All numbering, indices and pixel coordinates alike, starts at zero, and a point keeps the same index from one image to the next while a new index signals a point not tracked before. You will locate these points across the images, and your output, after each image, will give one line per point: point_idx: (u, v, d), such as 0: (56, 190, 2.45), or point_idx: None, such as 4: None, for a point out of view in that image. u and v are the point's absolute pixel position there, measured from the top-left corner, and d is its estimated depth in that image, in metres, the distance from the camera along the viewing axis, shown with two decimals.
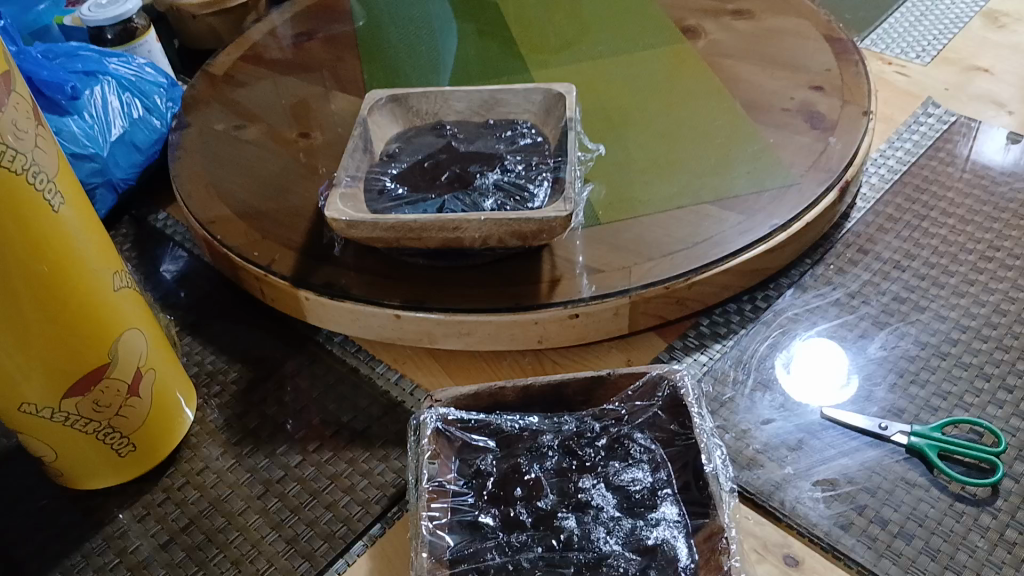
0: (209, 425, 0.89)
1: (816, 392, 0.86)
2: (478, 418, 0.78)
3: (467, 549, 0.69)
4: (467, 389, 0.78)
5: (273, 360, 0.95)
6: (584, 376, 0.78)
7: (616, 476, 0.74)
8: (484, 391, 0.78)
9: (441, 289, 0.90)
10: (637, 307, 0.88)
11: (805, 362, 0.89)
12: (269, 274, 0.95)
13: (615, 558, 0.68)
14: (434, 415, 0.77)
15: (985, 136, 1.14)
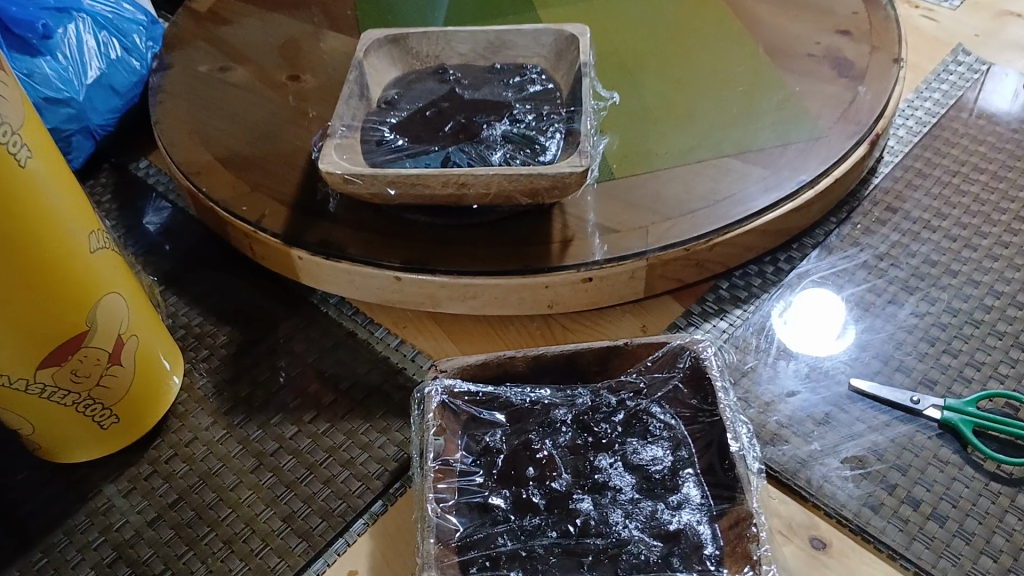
0: (197, 391, 0.84)
1: (809, 342, 0.82)
2: (486, 391, 0.73)
3: (477, 535, 0.65)
4: (474, 359, 0.73)
5: (264, 322, 0.90)
6: (599, 347, 0.73)
7: (634, 455, 0.69)
8: (492, 362, 0.73)
9: (445, 249, 0.84)
10: (655, 270, 0.82)
11: (806, 310, 0.85)
12: (260, 230, 0.88)
13: (635, 545, 0.64)
14: (438, 388, 0.71)
15: (995, 84, 1.08)
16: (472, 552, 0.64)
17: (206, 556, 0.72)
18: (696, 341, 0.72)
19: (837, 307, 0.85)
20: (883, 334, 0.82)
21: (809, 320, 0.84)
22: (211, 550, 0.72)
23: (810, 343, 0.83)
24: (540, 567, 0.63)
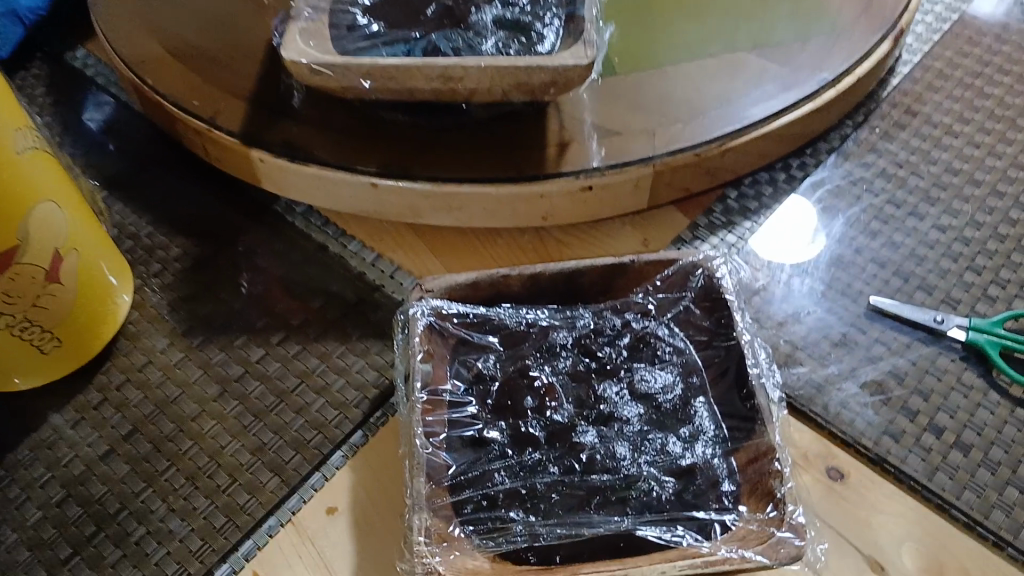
0: (151, 310, 0.75)
1: (781, 246, 0.77)
2: (478, 312, 0.66)
3: (472, 473, 0.59)
4: (464, 278, 0.65)
5: (223, 232, 0.80)
6: (603, 265, 0.66)
7: (642, 383, 0.63)
8: (484, 280, 0.66)
9: (429, 153, 0.76)
10: (662, 178, 0.75)
11: (797, 214, 0.79)
12: (215, 129, 0.78)
13: (645, 482, 0.58)
14: (424, 309, 0.64)
15: None
16: (466, 491, 0.58)
17: (168, 494, 0.65)
18: (708, 258, 0.65)
19: (843, 216, 0.79)
20: (903, 249, 0.76)
21: (793, 225, 0.78)
22: (173, 487, 0.65)
23: (783, 247, 0.77)
24: (541, 506, 0.57)
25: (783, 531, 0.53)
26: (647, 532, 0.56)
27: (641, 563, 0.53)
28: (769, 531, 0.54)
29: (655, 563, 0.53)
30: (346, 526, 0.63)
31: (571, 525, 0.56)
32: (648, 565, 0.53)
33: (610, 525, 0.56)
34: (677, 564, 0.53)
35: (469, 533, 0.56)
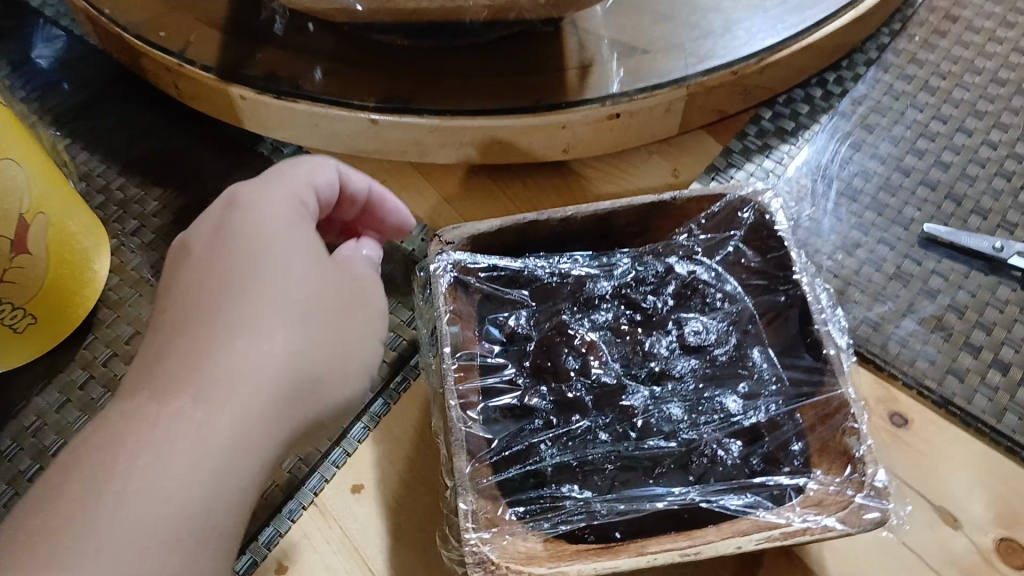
0: (132, 275, 0.67)
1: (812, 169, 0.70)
2: (507, 264, 0.59)
3: (513, 449, 0.53)
4: (487, 225, 0.58)
5: (205, 180, 0.71)
6: (640, 204, 0.58)
7: (693, 335, 0.59)
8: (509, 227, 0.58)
9: (434, 81, 0.68)
10: (696, 100, 0.68)
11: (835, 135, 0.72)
12: (186, 64, 0.69)
13: (704, 446, 0.54)
14: (449, 263, 0.57)
15: None
16: (509, 470, 0.53)
17: None
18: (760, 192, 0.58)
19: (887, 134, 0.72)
20: (953, 170, 0.70)
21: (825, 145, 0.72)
22: None
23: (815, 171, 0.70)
24: (596, 476, 0.53)
25: (868, 490, 0.48)
26: (714, 502, 0.51)
27: (710, 538, 0.48)
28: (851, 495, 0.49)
29: (729, 538, 0.48)
30: (376, 506, 0.57)
31: (633, 500, 0.51)
32: (721, 540, 0.48)
33: (675, 497, 0.52)
34: (753, 537, 0.48)
35: (523, 516, 0.51)
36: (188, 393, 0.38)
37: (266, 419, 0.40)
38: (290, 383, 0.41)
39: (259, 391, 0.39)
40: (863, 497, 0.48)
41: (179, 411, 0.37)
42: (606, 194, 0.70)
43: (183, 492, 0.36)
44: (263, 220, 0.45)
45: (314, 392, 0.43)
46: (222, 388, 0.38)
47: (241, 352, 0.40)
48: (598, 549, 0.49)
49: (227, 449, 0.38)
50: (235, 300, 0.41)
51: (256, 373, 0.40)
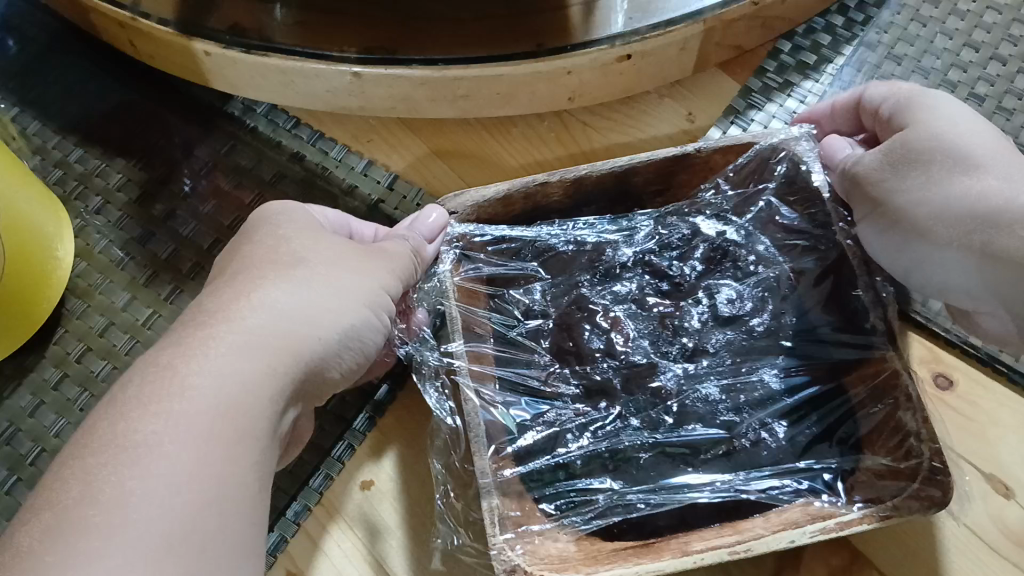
0: (99, 259, 0.61)
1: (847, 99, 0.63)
2: (512, 236, 0.54)
3: (540, 444, 0.51)
4: (485, 194, 0.51)
5: (173, 148, 0.64)
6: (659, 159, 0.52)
7: (726, 304, 0.55)
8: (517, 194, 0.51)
9: (422, 27, 0.61)
10: (712, 37, 0.62)
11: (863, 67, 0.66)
12: (141, 18, 0.61)
13: (744, 428, 0.51)
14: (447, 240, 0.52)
15: None
16: (534, 463, 0.50)
17: None
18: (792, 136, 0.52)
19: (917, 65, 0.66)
20: (991, 101, 0.64)
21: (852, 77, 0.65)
22: None
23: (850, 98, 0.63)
24: (630, 466, 0.50)
25: (926, 472, 0.44)
26: (763, 493, 0.48)
27: (760, 531, 0.44)
28: (909, 481, 0.44)
29: (780, 531, 0.44)
30: (391, 507, 0.53)
31: (674, 491, 0.49)
32: (771, 534, 0.43)
33: (719, 486, 0.49)
34: (805, 529, 0.43)
35: (556, 512, 0.48)
36: (193, 333, 0.38)
37: (273, 346, 0.39)
38: (292, 317, 0.41)
39: (259, 323, 0.39)
40: (922, 480, 0.43)
41: (186, 345, 0.37)
42: (615, 145, 0.64)
43: (198, 407, 0.35)
44: (259, 216, 0.47)
45: (321, 322, 0.42)
46: (224, 323, 0.39)
47: (237, 298, 0.40)
48: (639, 548, 0.45)
49: (237, 368, 0.37)
50: (232, 270, 0.43)
51: (254, 310, 0.40)
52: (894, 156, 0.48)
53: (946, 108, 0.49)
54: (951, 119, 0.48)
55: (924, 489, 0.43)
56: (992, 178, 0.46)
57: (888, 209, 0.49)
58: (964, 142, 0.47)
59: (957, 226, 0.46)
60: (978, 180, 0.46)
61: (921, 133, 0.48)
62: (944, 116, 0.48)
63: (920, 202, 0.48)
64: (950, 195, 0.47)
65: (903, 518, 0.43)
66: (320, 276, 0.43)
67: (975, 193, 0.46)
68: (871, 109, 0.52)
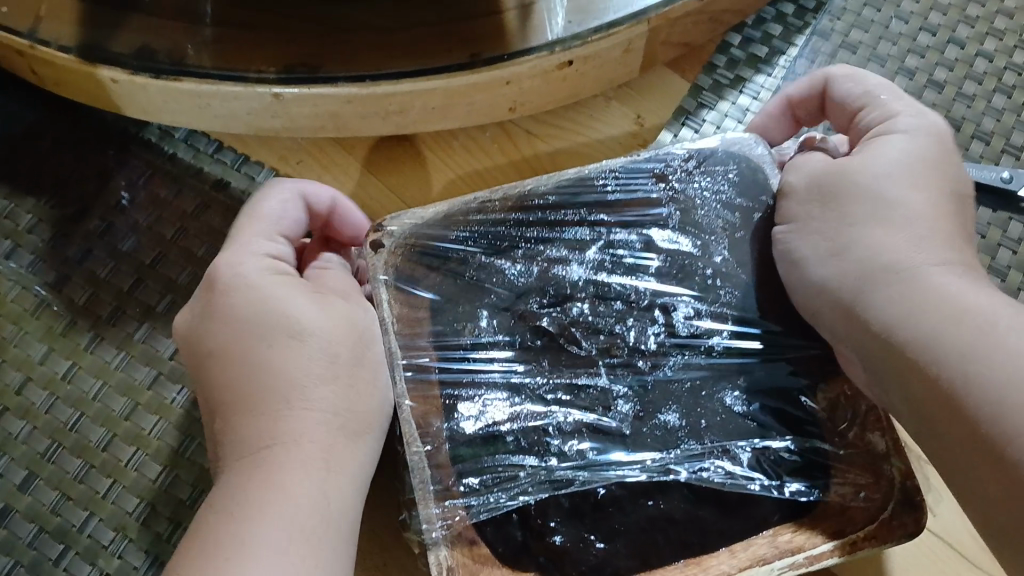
0: (13, 308, 0.56)
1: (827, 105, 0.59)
2: (456, 254, 0.50)
3: (484, 458, 0.46)
4: (430, 213, 0.50)
5: (86, 181, 0.60)
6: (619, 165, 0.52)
7: (684, 323, 0.49)
8: (459, 216, 0.50)
9: (347, 38, 0.57)
10: (658, 35, 0.59)
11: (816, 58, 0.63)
12: (41, 45, 0.56)
13: (702, 459, 0.46)
14: (382, 265, 0.48)
15: None
16: (464, 467, 0.46)
17: (96, 555, 0.50)
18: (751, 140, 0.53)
19: (873, 51, 0.63)
20: (949, 89, 0.62)
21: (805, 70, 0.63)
22: (102, 546, 0.50)
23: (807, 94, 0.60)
24: (588, 508, 0.45)
25: (900, 493, 0.44)
26: (692, 473, 0.46)
27: (724, 569, 0.43)
28: (882, 504, 0.44)
29: (747, 569, 0.43)
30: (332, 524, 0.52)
31: (632, 522, 0.45)
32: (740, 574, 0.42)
33: (651, 465, 0.46)
34: (774, 567, 0.43)
35: (480, 488, 0.45)
36: (276, 457, 0.40)
37: (347, 439, 0.42)
38: (353, 403, 0.43)
39: (331, 427, 0.42)
40: (898, 503, 0.44)
41: (279, 471, 0.40)
42: (566, 155, 0.61)
43: (316, 525, 0.39)
44: (253, 282, 0.43)
45: (377, 395, 0.45)
46: (301, 438, 0.41)
47: (301, 404, 0.42)
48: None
49: (328, 482, 0.41)
50: (273, 366, 0.42)
51: (322, 415, 0.42)
52: (824, 175, 0.47)
53: (911, 144, 0.46)
54: (906, 154, 0.46)
55: (897, 517, 0.44)
56: (906, 235, 0.44)
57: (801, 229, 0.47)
58: (903, 186, 0.45)
59: (848, 264, 0.44)
60: (888, 231, 0.44)
61: (864, 160, 0.46)
62: (902, 151, 0.46)
63: (821, 216, 0.47)
64: (852, 231, 0.45)
65: (880, 546, 0.43)
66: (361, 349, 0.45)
67: (873, 242, 0.44)
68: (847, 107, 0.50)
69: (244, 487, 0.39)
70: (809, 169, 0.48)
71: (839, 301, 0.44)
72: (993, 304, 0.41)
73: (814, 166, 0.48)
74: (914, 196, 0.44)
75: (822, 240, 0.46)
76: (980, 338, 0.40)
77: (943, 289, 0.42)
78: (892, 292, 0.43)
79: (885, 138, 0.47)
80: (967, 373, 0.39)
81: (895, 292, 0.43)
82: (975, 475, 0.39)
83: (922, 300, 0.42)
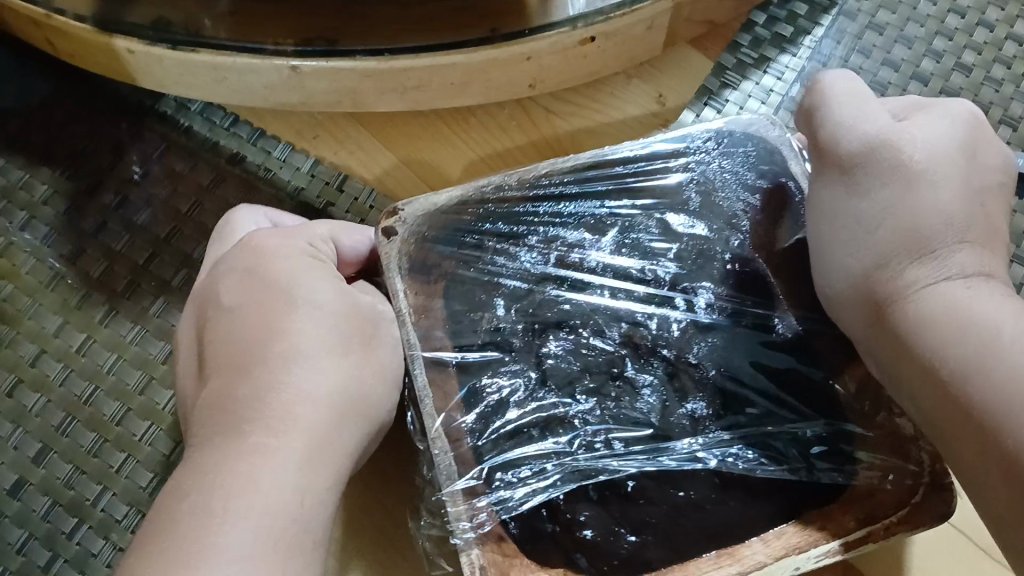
0: (28, 281, 0.56)
1: None
2: (471, 241, 0.49)
3: (507, 454, 0.46)
4: (445, 197, 0.48)
5: (100, 153, 0.59)
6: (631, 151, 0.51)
7: (708, 310, 0.48)
8: (475, 201, 0.49)
9: (365, 10, 0.56)
10: (682, 12, 0.58)
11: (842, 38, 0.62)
12: (56, 14, 0.55)
13: (730, 446, 0.45)
14: (396, 253, 0.47)
15: None
16: (494, 465, 0.45)
17: (110, 530, 0.50)
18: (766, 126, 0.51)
19: (900, 32, 0.62)
20: (977, 72, 0.61)
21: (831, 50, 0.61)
22: (115, 520, 0.50)
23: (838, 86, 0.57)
24: (615, 497, 0.45)
25: (930, 477, 0.43)
26: (721, 460, 0.45)
27: (760, 559, 0.42)
28: (912, 487, 0.43)
29: (784, 558, 0.42)
30: (348, 501, 0.52)
31: (662, 513, 0.44)
32: (777, 562, 0.42)
33: (677, 453, 0.45)
34: (809, 555, 0.42)
35: (510, 483, 0.45)
36: (254, 442, 0.38)
37: (336, 439, 0.40)
38: (349, 405, 0.41)
39: (322, 422, 0.40)
40: (927, 487, 0.43)
41: (254, 459, 0.37)
42: (584, 134, 0.60)
43: (286, 519, 0.37)
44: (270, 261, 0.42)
45: (378, 398, 0.43)
46: (286, 428, 0.39)
47: (294, 392, 0.39)
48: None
49: (306, 482, 0.38)
50: (284, 336, 0.41)
51: (310, 388, 0.40)
52: (865, 141, 0.43)
53: (942, 139, 0.43)
54: (940, 142, 0.43)
55: (927, 499, 0.42)
56: (932, 233, 0.42)
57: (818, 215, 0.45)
58: (922, 191, 0.42)
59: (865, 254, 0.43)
60: (905, 236, 0.42)
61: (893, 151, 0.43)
62: (931, 148, 0.43)
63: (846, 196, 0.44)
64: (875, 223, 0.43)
65: (913, 529, 0.42)
66: (366, 348, 0.43)
67: (891, 238, 0.42)
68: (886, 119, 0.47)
69: (218, 466, 0.37)
70: (848, 127, 0.44)
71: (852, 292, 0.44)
72: (1009, 318, 0.39)
73: (849, 124, 0.44)
74: (937, 194, 0.42)
75: (853, 220, 0.44)
76: (982, 351, 0.38)
77: (958, 300, 0.40)
78: (906, 298, 0.41)
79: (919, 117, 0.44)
80: (967, 391, 0.38)
81: (909, 302, 0.41)
82: (982, 479, 0.38)
83: (932, 311, 0.40)
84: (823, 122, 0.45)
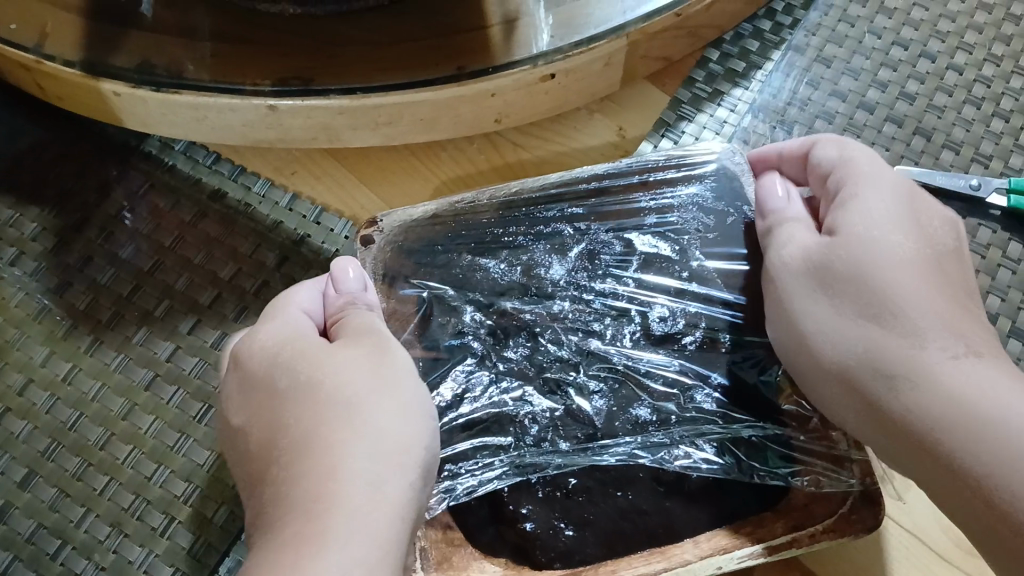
0: (16, 313, 0.58)
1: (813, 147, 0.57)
2: (444, 253, 0.52)
3: (457, 444, 0.48)
4: (422, 210, 0.52)
5: (86, 191, 0.62)
6: (601, 171, 0.54)
7: (659, 322, 0.51)
8: (447, 212, 0.52)
9: (338, 53, 0.59)
10: (638, 49, 0.61)
11: (793, 72, 0.65)
12: (46, 61, 0.58)
13: (671, 448, 0.48)
14: (371, 260, 0.51)
15: None
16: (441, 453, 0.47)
17: (93, 550, 0.52)
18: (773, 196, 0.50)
19: (847, 65, 0.65)
20: (920, 101, 0.64)
21: (782, 84, 0.65)
22: (98, 540, 0.52)
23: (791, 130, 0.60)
24: (558, 496, 0.47)
25: (859, 493, 0.45)
26: (657, 460, 0.47)
27: (686, 557, 0.45)
28: (842, 500, 0.46)
29: (706, 558, 0.44)
30: None
31: (602, 512, 0.47)
32: (698, 561, 0.44)
33: (618, 450, 0.47)
34: (733, 556, 0.44)
35: (456, 472, 0.47)
36: (293, 530, 0.35)
37: (377, 501, 0.37)
38: (386, 468, 0.38)
39: (363, 490, 0.36)
40: (856, 501, 0.45)
41: (297, 548, 0.34)
42: (548, 163, 0.63)
43: None
44: (280, 358, 0.42)
45: (414, 460, 0.39)
46: (326, 505, 0.36)
47: (328, 466, 0.37)
48: None
49: (360, 554, 0.34)
50: (299, 423, 0.39)
51: (333, 455, 0.37)
52: (824, 258, 0.45)
53: (888, 211, 0.44)
54: (883, 239, 0.43)
55: (857, 512, 0.45)
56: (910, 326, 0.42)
57: (785, 317, 0.46)
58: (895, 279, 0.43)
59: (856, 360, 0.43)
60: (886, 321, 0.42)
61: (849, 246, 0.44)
62: (883, 225, 0.44)
63: (821, 300, 0.44)
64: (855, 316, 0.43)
65: (839, 539, 0.45)
66: (400, 406, 0.41)
67: (877, 345, 0.42)
68: (820, 175, 0.49)
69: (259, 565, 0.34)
70: (802, 253, 0.46)
71: (845, 395, 0.44)
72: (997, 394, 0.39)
73: (795, 249, 0.47)
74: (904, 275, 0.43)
75: (818, 325, 0.44)
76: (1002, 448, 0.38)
77: (954, 389, 0.40)
78: (896, 406, 0.41)
79: (860, 211, 0.45)
80: (988, 480, 0.38)
81: (904, 392, 0.41)
82: None
83: (930, 403, 0.40)
84: (777, 250, 0.48)
